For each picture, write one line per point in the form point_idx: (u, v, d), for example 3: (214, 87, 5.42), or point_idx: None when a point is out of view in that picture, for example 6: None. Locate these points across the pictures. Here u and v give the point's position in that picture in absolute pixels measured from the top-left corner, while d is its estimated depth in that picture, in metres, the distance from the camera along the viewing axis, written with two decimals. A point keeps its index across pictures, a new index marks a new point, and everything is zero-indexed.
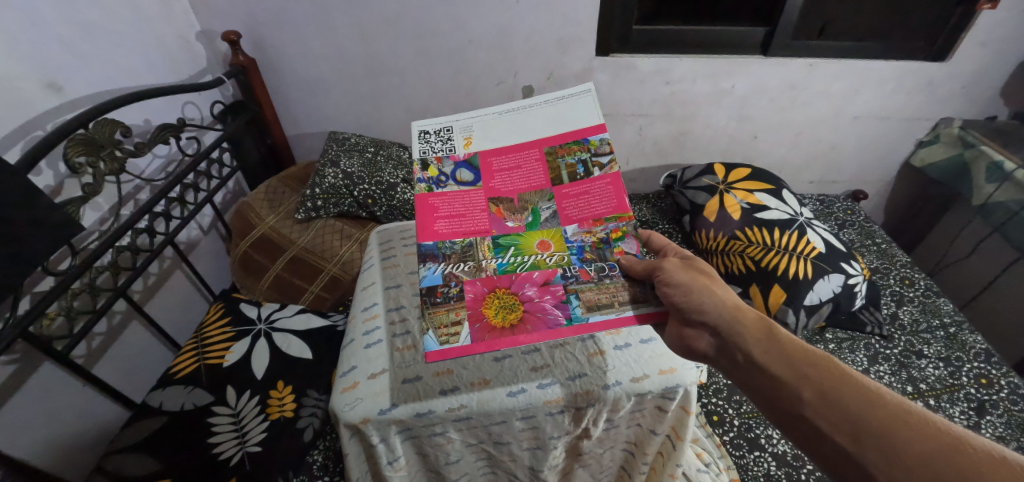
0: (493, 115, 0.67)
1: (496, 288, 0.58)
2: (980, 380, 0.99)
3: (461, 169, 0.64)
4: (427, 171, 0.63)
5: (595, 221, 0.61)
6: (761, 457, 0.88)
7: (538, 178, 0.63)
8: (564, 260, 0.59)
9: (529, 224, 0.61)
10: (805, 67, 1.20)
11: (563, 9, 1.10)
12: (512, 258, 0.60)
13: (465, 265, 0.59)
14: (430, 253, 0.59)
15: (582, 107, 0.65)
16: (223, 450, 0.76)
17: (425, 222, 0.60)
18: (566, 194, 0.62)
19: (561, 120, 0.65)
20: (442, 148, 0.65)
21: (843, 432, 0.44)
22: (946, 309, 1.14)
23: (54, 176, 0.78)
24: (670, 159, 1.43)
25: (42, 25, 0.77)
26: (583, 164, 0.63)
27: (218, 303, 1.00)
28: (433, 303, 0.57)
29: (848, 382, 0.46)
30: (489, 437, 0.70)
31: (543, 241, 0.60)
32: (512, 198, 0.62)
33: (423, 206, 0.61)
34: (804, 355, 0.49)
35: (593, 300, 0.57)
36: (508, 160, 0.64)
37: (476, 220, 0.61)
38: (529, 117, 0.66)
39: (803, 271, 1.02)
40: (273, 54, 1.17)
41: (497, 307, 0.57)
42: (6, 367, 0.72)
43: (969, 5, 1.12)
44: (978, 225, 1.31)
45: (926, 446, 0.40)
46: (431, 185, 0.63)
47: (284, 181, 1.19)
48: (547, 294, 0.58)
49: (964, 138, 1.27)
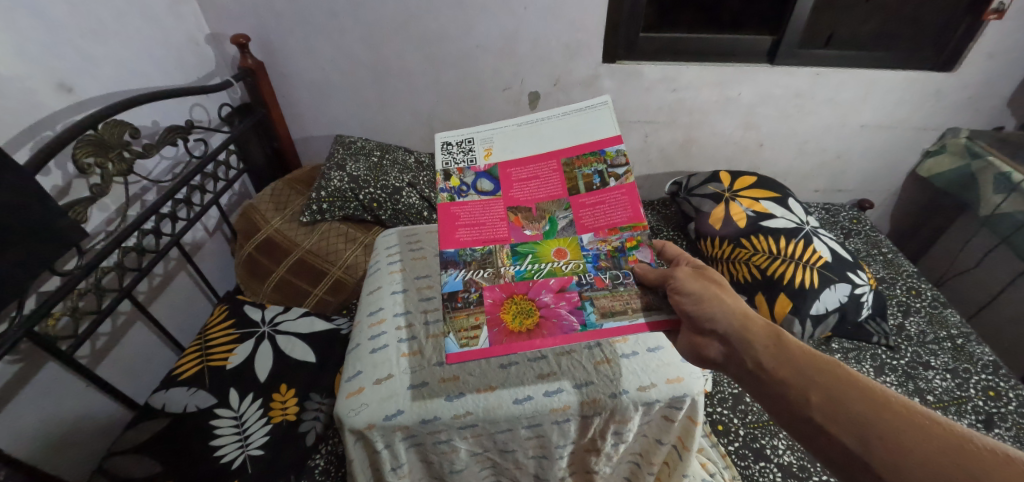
0: (513, 128, 0.68)
1: (513, 294, 0.57)
2: (988, 393, 0.98)
3: (482, 179, 0.64)
4: (450, 181, 0.64)
5: (611, 230, 0.60)
6: (766, 468, 0.87)
7: (556, 187, 0.63)
8: (579, 267, 0.59)
9: (546, 232, 0.61)
10: (812, 76, 1.20)
11: (571, 17, 1.10)
12: (529, 265, 0.59)
13: (485, 272, 0.59)
14: (451, 259, 0.59)
15: (599, 119, 0.65)
16: (224, 453, 0.75)
17: (447, 229, 0.61)
18: (583, 204, 0.62)
19: (578, 132, 0.65)
20: (463, 158, 0.66)
21: (852, 435, 0.43)
22: (954, 320, 1.13)
23: (62, 176, 0.78)
24: (675, 166, 1.43)
25: (54, 27, 0.77)
26: (599, 174, 0.63)
27: (223, 305, 1.00)
28: (453, 308, 0.57)
29: (853, 384, 0.45)
30: (494, 445, 0.69)
31: (560, 249, 0.60)
32: (530, 208, 0.63)
33: (446, 215, 0.62)
34: (811, 360, 0.49)
35: (608, 306, 0.57)
36: (526, 170, 0.65)
37: (495, 229, 0.61)
38: (546, 129, 0.67)
39: (810, 280, 1.01)
40: (281, 58, 1.17)
41: (515, 312, 0.56)
42: (11, 367, 0.72)
43: (976, 15, 1.11)
44: (985, 236, 1.31)
45: (933, 446, 0.40)
46: (453, 195, 0.63)
47: (290, 184, 1.20)
48: (563, 300, 0.57)
49: (970, 148, 1.26)
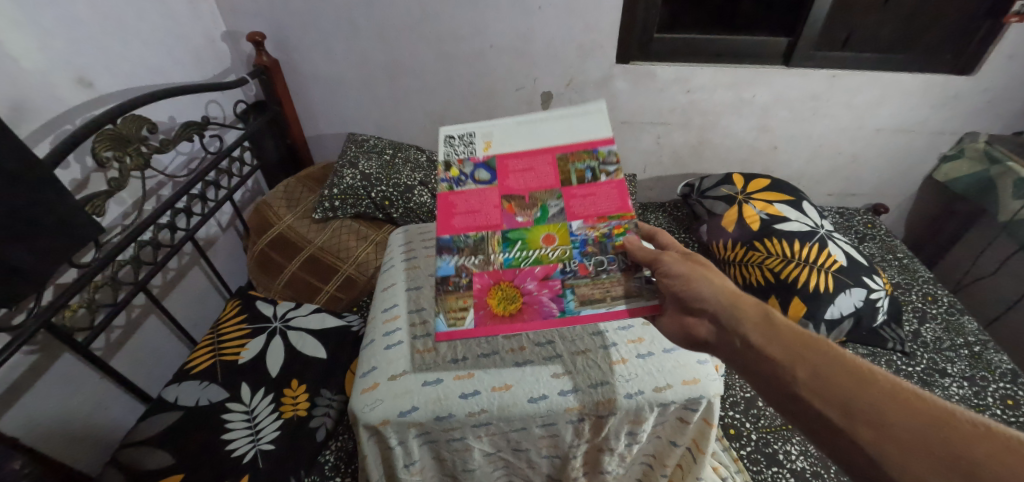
0: (511, 123, 0.67)
1: (501, 280, 0.58)
2: (1007, 402, 0.96)
3: (480, 169, 0.64)
4: (449, 171, 0.64)
5: (598, 219, 0.60)
6: (778, 473, 0.86)
7: (549, 179, 0.63)
8: (565, 254, 0.59)
9: (537, 220, 0.61)
10: (828, 79, 1.19)
11: (585, 18, 1.10)
12: (517, 253, 0.59)
13: (477, 258, 0.59)
14: (446, 245, 0.60)
15: (595, 118, 0.65)
16: (236, 447, 0.75)
17: (444, 217, 0.61)
18: (574, 195, 0.62)
19: (574, 129, 0.65)
20: (463, 150, 0.65)
21: (838, 411, 0.41)
22: (971, 327, 1.11)
23: (81, 169, 0.79)
24: (688, 168, 1.42)
25: (77, 23, 0.78)
26: (591, 170, 0.63)
27: (234, 301, 1.01)
28: (444, 291, 0.58)
29: (838, 361, 0.43)
30: (508, 444, 0.69)
31: (548, 235, 0.60)
32: (523, 196, 0.62)
33: (443, 203, 0.62)
34: (798, 337, 0.47)
35: (587, 294, 0.57)
36: (522, 163, 0.64)
37: (488, 216, 0.61)
38: (544, 126, 0.66)
39: (824, 284, 1.00)
40: (296, 56, 1.18)
41: (500, 297, 0.57)
42: (29, 358, 0.73)
43: (997, 18, 1.10)
44: (1003, 243, 1.28)
45: (917, 420, 0.38)
46: (452, 185, 0.63)
47: (302, 181, 1.20)
48: (546, 287, 0.57)
49: (989, 153, 1.23)
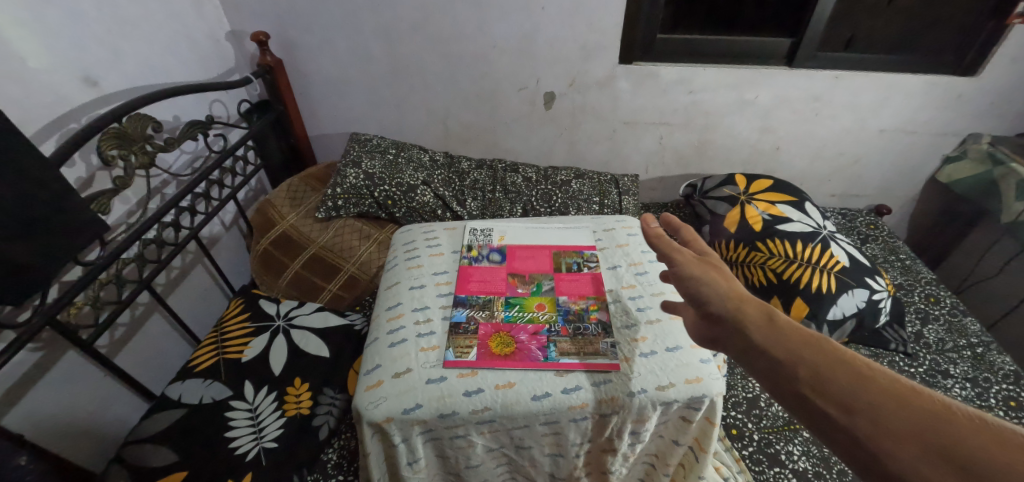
0: (519, 225, 0.93)
1: (501, 330, 0.72)
2: (1009, 403, 0.96)
3: (494, 252, 0.86)
4: (471, 252, 0.86)
5: (580, 298, 0.77)
6: (781, 473, 0.86)
7: (545, 264, 0.83)
8: (551, 319, 0.74)
9: (533, 292, 0.78)
10: (831, 79, 1.19)
11: (589, 18, 1.11)
12: (516, 312, 0.75)
13: (484, 312, 0.75)
14: (461, 300, 0.77)
15: (580, 233, 0.91)
16: (240, 444, 0.76)
17: (463, 282, 0.80)
18: (563, 278, 0.81)
19: (566, 239, 0.89)
20: (482, 238, 0.89)
21: (838, 407, 0.38)
22: (974, 329, 1.11)
23: (86, 168, 0.79)
24: (690, 169, 1.42)
25: (83, 22, 0.79)
26: (577, 264, 0.84)
27: (238, 299, 1.02)
28: (455, 332, 0.71)
29: (841, 358, 0.41)
30: (511, 442, 0.69)
31: (540, 304, 0.76)
32: (524, 274, 0.81)
33: (463, 274, 0.82)
34: (801, 334, 0.44)
35: (567, 348, 0.69)
36: (527, 252, 0.86)
37: (496, 285, 0.79)
38: (544, 232, 0.91)
39: (826, 285, 1.00)
40: (300, 56, 1.19)
41: (499, 342, 0.70)
42: (33, 355, 0.73)
43: (1000, 19, 1.10)
44: (1006, 244, 1.28)
45: (922, 420, 0.36)
46: (471, 261, 0.84)
47: (305, 180, 1.20)
48: (534, 340, 0.70)
49: (992, 154, 1.23)
